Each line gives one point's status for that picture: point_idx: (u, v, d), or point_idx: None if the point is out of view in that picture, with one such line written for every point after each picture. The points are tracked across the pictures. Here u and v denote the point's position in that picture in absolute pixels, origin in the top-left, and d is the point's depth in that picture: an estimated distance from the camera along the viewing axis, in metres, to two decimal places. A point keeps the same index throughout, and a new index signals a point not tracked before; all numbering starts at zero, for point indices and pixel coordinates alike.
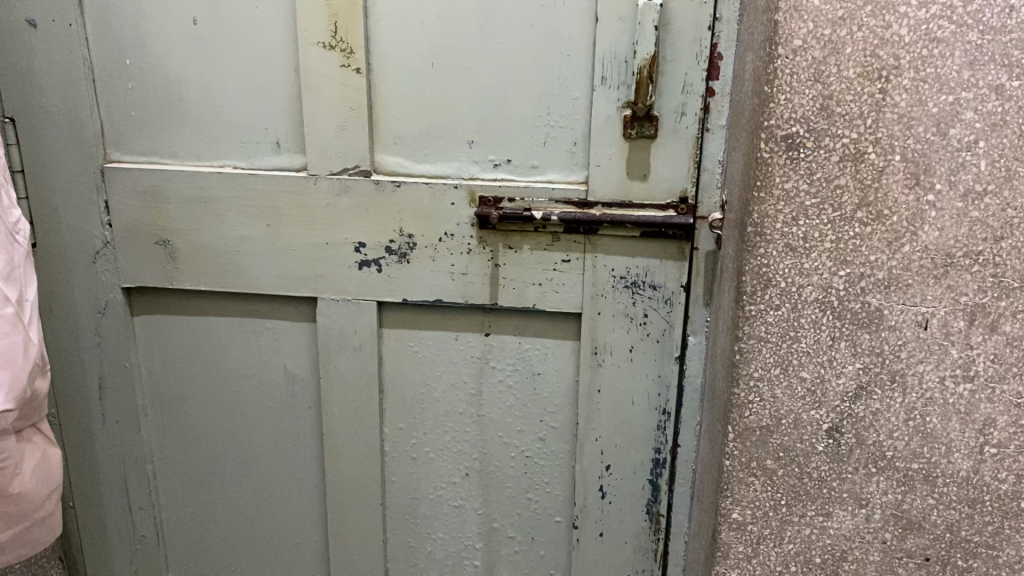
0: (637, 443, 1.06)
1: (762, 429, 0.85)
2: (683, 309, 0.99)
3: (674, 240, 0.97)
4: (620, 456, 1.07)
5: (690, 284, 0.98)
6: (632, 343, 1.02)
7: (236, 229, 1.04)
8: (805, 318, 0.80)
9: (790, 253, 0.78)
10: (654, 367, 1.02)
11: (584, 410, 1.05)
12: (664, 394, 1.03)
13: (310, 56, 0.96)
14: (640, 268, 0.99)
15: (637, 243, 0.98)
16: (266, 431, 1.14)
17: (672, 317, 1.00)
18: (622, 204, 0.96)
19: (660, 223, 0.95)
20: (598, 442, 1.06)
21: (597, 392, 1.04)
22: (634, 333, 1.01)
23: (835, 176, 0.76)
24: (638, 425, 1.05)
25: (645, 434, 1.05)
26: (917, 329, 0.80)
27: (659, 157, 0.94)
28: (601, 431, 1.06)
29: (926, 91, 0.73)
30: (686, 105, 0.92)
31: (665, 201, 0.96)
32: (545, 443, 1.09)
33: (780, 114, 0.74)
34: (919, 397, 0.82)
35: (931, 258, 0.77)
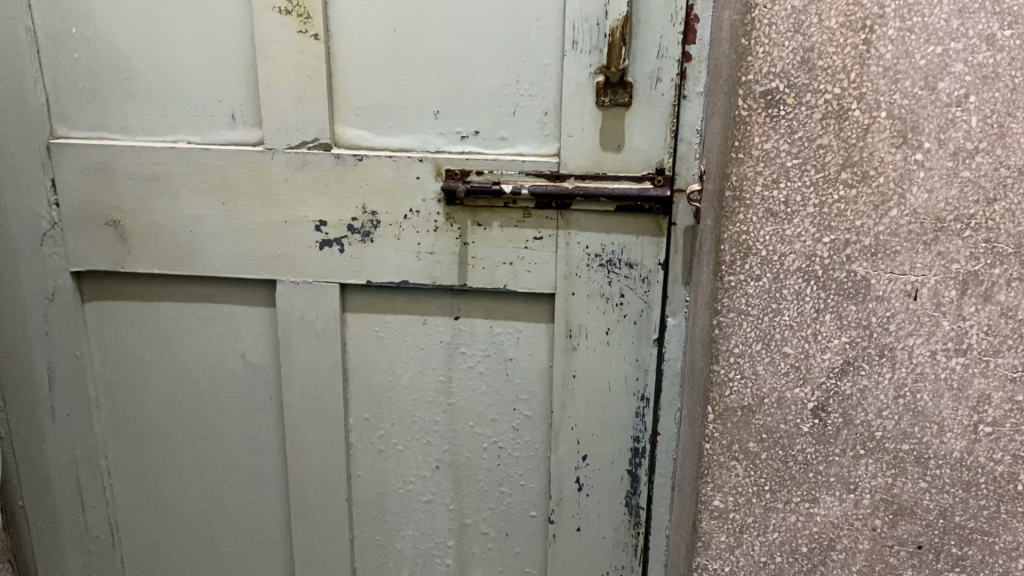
0: (615, 432, 1.01)
1: (743, 409, 0.80)
2: (661, 288, 0.95)
3: (651, 215, 0.92)
4: (597, 446, 1.01)
5: (669, 261, 0.94)
6: (608, 324, 0.97)
7: (190, 208, 0.98)
8: (787, 289, 0.75)
9: (770, 218, 0.74)
10: (632, 350, 0.97)
11: (559, 396, 1.00)
12: (643, 378, 0.98)
13: (265, 22, 0.91)
14: (615, 245, 0.94)
15: (612, 219, 0.93)
16: (224, 424, 1.08)
17: (651, 297, 0.95)
18: (596, 176, 0.92)
19: (635, 197, 0.90)
20: (574, 430, 1.01)
21: (572, 377, 0.99)
22: (610, 314, 0.96)
23: (818, 135, 0.71)
24: (616, 412, 1.00)
25: (623, 422, 1.00)
26: (906, 299, 0.75)
27: (635, 125, 0.89)
28: (577, 419, 1.00)
29: (912, 42, 0.68)
30: (661, 70, 0.87)
31: (641, 173, 0.91)
32: (519, 433, 1.04)
33: (757, 68, 0.70)
34: (909, 373, 0.77)
35: (920, 223, 0.72)
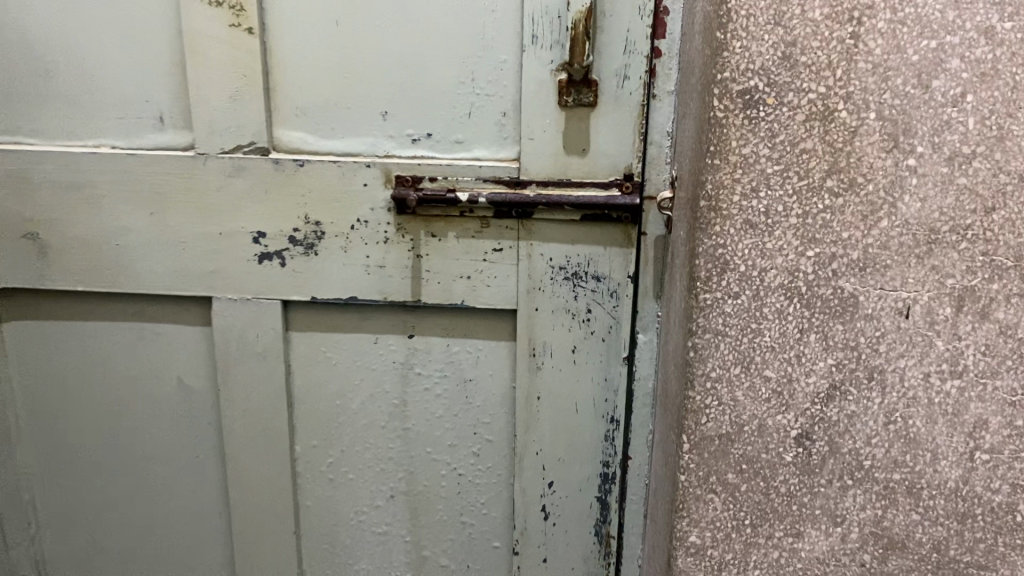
0: (583, 457, 0.93)
1: (721, 438, 0.73)
2: (631, 302, 0.88)
3: (620, 224, 0.85)
4: (564, 472, 0.94)
5: (639, 274, 0.87)
6: (574, 342, 0.90)
7: (115, 219, 0.89)
8: (769, 307, 0.69)
9: (749, 230, 0.67)
10: (601, 369, 0.90)
11: (523, 420, 0.93)
12: (612, 400, 0.91)
13: (193, 15, 0.82)
14: (580, 256, 0.87)
15: (577, 228, 0.86)
16: (160, 453, 1.00)
17: (619, 312, 0.88)
18: (559, 182, 0.84)
19: (602, 205, 0.83)
20: (539, 456, 0.94)
21: (537, 399, 0.92)
22: (577, 331, 0.89)
23: (801, 139, 0.64)
24: (584, 436, 0.93)
25: (592, 446, 0.93)
26: (897, 318, 0.68)
27: (600, 127, 0.82)
28: (542, 444, 0.93)
29: (904, 35, 0.62)
30: (628, 67, 0.80)
31: (608, 179, 0.84)
32: (479, 459, 0.96)
33: (734, 64, 0.63)
34: (900, 397, 0.70)
35: (913, 235, 0.66)
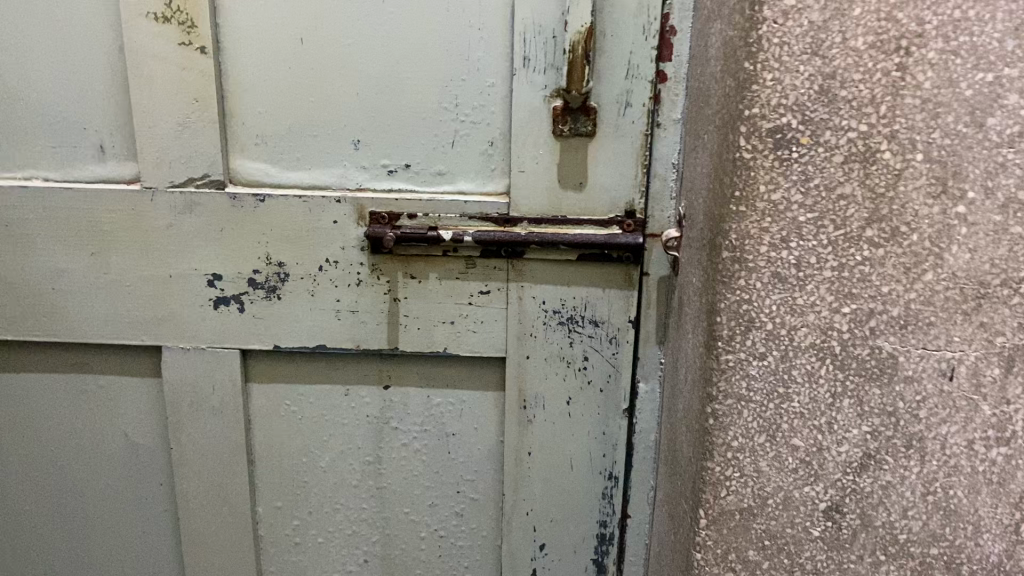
0: (578, 517, 0.85)
1: (742, 512, 0.65)
2: (631, 349, 0.80)
3: (620, 264, 0.77)
4: (557, 533, 0.86)
5: (640, 319, 0.79)
6: (569, 393, 0.81)
7: (49, 260, 0.79)
8: (798, 370, 0.61)
9: (778, 284, 0.59)
10: (598, 422, 0.82)
11: (512, 477, 0.84)
12: (610, 455, 0.83)
13: (137, 31, 0.72)
14: (577, 299, 0.78)
15: (574, 270, 0.77)
16: (104, 517, 0.89)
17: (619, 361, 0.80)
18: (553, 220, 0.76)
19: (601, 245, 0.75)
20: (529, 516, 0.85)
21: (528, 454, 0.83)
22: (572, 381, 0.81)
23: (838, 183, 0.57)
24: (579, 494, 0.84)
25: (587, 505, 0.85)
26: (940, 380, 0.61)
27: (600, 159, 0.74)
28: (533, 503, 0.85)
29: (957, 67, 0.54)
30: (631, 93, 0.72)
31: (608, 216, 0.75)
32: (463, 519, 0.87)
33: (764, 99, 0.55)
34: (940, 466, 0.63)
35: (960, 289, 0.59)
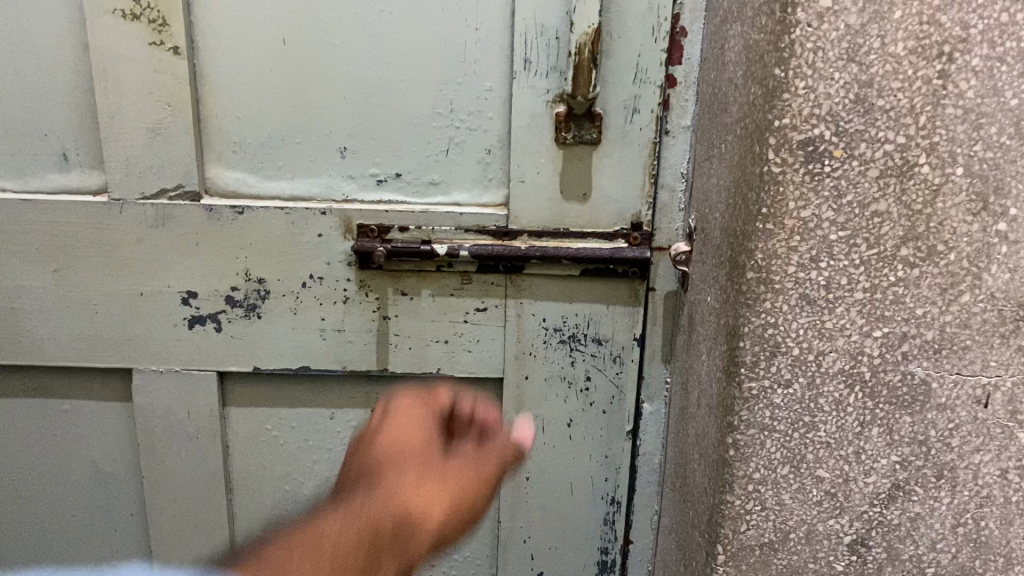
0: (579, 544, 0.81)
1: (763, 547, 0.61)
2: (636, 368, 0.75)
3: (626, 279, 0.73)
4: (557, 559, 0.82)
5: (646, 336, 0.74)
6: (570, 415, 0.77)
7: (7, 277, 0.72)
8: (825, 398, 0.57)
9: (806, 307, 0.55)
10: (601, 445, 0.78)
11: (509, 503, 0.80)
12: (613, 479, 0.79)
13: (103, 30, 0.66)
14: (579, 316, 0.74)
15: (576, 285, 0.73)
16: (70, 550, 0.83)
17: (623, 380, 0.76)
18: (555, 232, 0.71)
19: (606, 259, 0.71)
20: (527, 543, 0.81)
21: (526, 479, 0.79)
22: (574, 403, 0.76)
23: (872, 199, 0.53)
24: (579, 519, 0.80)
25: (588, 531, 0.81)
26: (974, 407, 0.57)
27: (605, 168, 0.69)
28: (530, 530, 0.81)
29: (1002, 75, 0.50)
30: (639, 98, 0.68)
31: (613, 228, 0.71)
32: (456, 547, 0.83)
33: (796, 108, 0.51)
34: (972, 497, 0.59)
35: (998, 311, 0.55)
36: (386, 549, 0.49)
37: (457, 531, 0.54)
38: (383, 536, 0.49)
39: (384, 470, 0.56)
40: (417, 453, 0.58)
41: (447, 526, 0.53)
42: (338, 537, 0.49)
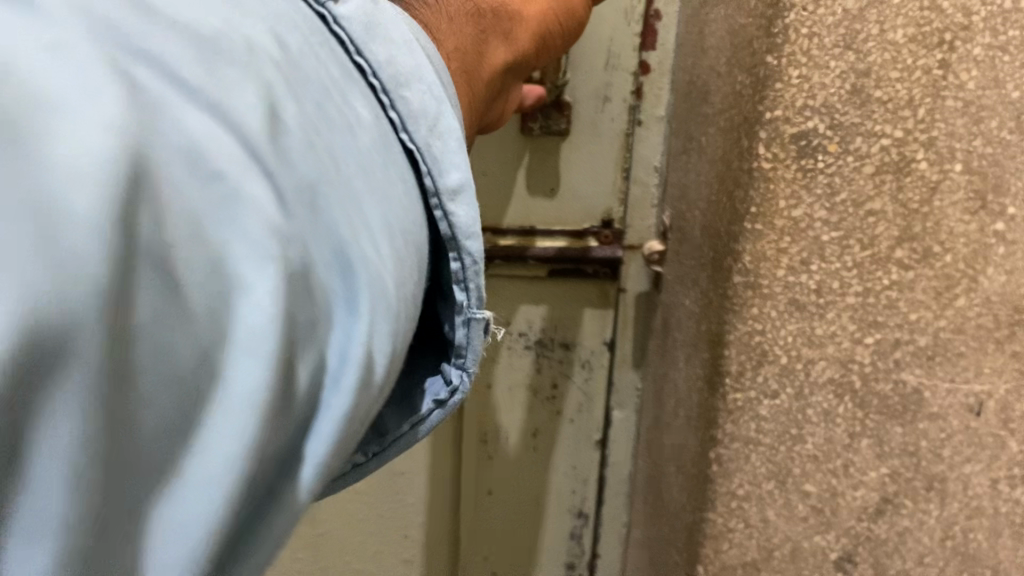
0: (543, 556, 0.87)
1: (745, 566, 0.57)
2: (605, 373, 0.80)
3: (594, 280, 0.77)
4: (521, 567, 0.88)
5: (615, 341, 0.79)
6: (536, 422, 0.82)
7: None
8: (813, 409, 0.54)
9: (795, 312, 0.51)
10: (569, 455, 0.83)
11: (470, 515, 0.85)
12: (581, 491, 0.84)
13: None
14: (547, 318, 0.78)
15: (545, 288, 0.77)
16: None
17: (590, 387, 0.81)
18: (524, 226, 0.75)
19: (577, 260, 0.74)
20: (487, 557, 0.87)
21: (488, 490, 0.85)
22: (541, 411, 0.82)
23: (867, 198, 0.49)
24: (545, 531, 0.86)
25: (555, 543, 0.86)
26: (965, 416, 0.54)
27: (572, 161, 0.73)
28: (492, 543, 0.87)
29: (1005, 65, 0.47)
30: (610, 87, 0.71)
31: (581, 225, 0.75)
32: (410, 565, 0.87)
33: (789, 99, 0.47)
34: (962, 508, 0.56)
35: (994, 315, 0.52)
36: (484, 33, 0.52)
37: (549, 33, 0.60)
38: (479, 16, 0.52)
39: None
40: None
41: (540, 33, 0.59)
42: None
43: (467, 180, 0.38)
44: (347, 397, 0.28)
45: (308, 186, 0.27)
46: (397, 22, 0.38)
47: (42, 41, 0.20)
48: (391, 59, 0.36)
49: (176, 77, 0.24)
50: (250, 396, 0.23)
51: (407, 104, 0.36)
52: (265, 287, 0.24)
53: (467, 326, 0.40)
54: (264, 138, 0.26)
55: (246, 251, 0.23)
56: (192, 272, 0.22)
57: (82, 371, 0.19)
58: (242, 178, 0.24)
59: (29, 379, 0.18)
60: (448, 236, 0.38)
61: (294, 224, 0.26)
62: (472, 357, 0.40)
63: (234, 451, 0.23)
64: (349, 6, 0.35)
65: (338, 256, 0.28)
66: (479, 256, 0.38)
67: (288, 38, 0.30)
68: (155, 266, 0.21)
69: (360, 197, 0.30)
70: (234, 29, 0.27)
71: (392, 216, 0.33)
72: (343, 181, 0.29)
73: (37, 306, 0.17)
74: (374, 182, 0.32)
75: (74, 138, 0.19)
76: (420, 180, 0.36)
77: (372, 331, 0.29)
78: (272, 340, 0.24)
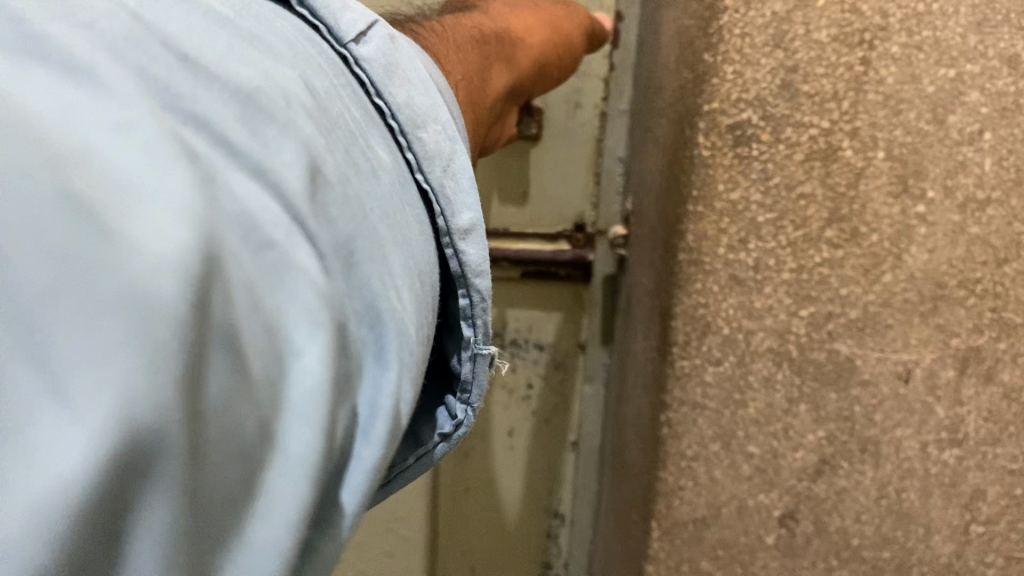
0: (521, 553, 1.07)
1: (696, 522, 0.62)
2: (574, 369, 1.01)
3: (568, 281, 0.98)
4: (503, 567, 1.07)
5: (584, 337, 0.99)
6: (513, 422, 1.03)
7: None
8: (754, 375, 0.59)
9: (735, 287, 0.57)
10: (542, 457, 1.04)
11: (451, 510, 1.07)
12: (554, 493, 1.04)
13: None
14: (527, 316, 1.00)
15: (526, 290, 0.99)
16: None
17: (562, 386, 1.01)
18: (515, 222, 0.96)
19: (548, 259, 0.95)
20: (468, 556, 1.07)
21: (468, 490, 1.06)
22: (516, 414, 1.03)
23: (798, 183, 0.54)
24: (522, 531, 1.06)
25: (533, 541, 1.06)
26: (896, 384, 0.59)
27: (549, 168, 0.95)
28: (471, 542, 1.07)
29: (920, 63, 0.52)
30: (579, 101, 0.93)
31: (560, 225, 0.96)
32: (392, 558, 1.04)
33: (725, 92, 0.53)
34: (895, 469, 0.61)
35: (918, 290, 0.57)
36: (489, 59, 0.63)
37: (546, 60, 0.74)
38: (486, 45, 0.63)
39: (497, 10, 0.72)
40: (523, 15, 0.74)
41: (541, 57, 0.73)
42: (458, 25, 0.62)
43: (476, 218, 0.43)
44: (377, 444, 0.34)
45: (342, 247, 0.32)
46: (411, 58, 0.43)
47: (122, 129, 0.23)
48: (408, 101, 0.41)
49: (228, 147, 0.27)
50: (307, 439, 0.28)
51: (422, 148, 0.41)
52: (315, 349, 0.28)
53: (473, 361, 0.44)
54: (306, 202, 0.30)
55: (305, 307, 0.28)
56: (261, 341, 0.26)
57: (183, 448, 0.22)
58: (293, 248, 0.28)
59: (143, 460, 0.21)
60: (459, 272, 0.43)
61: (333, 283, 0.31)
62: (475, 391, 0.45)
63: (294, 510, 0.27)
64: (369, 48, 0.40)
65: (365, 308, 0.33)
66: (487, 293, 0.44)
67: (317, 92, 0.34)
68: (231, 344, 0.24)
69: (381, 252, 0.35)
70: (274, 90, 0.31)
71: (412, 258, 0.38)
72: (371, 235, 0.34)
73: (136, 398, 0.20)
74: (392, 236, 0.36)
75: (157, 221, 0.22)
76: (433, 220, 0.42)
77: (397, 383, 0.35)
78: (322, 384, 0.28)
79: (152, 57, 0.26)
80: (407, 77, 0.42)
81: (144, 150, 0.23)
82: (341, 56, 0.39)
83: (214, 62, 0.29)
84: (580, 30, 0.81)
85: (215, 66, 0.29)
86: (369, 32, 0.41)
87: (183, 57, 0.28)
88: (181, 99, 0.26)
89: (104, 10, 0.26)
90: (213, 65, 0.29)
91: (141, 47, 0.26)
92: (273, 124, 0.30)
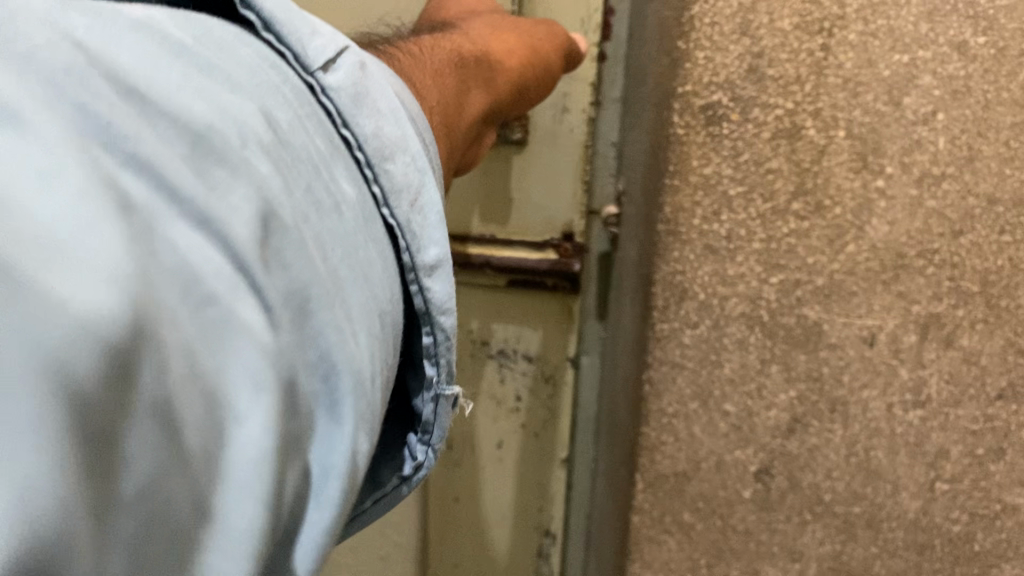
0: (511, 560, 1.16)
1: (677, 476, 0.68)
2: (564, 380, 1.07)
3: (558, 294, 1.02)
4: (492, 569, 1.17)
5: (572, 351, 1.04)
6: (505, 433, 1.10)
7: None
8: (729, 337, 0.64)
9: (710, 255, 0.62)
10: (535, 471, 1.11)
11: (442, 514, 1.16)
12: (545, 505, 1.12)
13: None
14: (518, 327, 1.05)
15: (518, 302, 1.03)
16: None
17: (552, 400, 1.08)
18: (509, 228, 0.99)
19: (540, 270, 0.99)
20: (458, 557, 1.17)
21: (457, 497, 1.15)
22: (508, 428, 1.10)
23: (766, 158, 0.60)
24: (513, 540, 1.15)
25: (522, 548, 1.15)
26: (861, 346, 0.64)
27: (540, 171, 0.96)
28: (462, 546, 1.16)
29: (876, 49, 0.57)
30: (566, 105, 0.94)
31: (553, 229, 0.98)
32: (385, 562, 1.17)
33: (697, 75, 0.59)
34: (863, 428, 0.65)
35: (879, 259, 0.62)
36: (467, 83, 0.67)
37: (525, 84, 0.78)
38: (465, 70, 0.67)
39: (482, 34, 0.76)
40: (497, 30, 0.77)
41: (519, 78, 0.77)
42: (443, 50, 0.66)
43: (443, 255, 0.41)
44: (327, 503, 0.32)
45: (295, 296, 0.30)
46: (383, 87, 0.41)
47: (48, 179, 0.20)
48: (377, 133, 0.39)
49: (170, 192, 0.25)
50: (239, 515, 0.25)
51: (388, 181, 0.39)
52: (255, 413, 0.26)
53: (435, 403, 0.43)
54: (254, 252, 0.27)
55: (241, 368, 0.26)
56: (192, 412, 0.24)
57: (89, 543, 0.20)
58: (235, 306, 0.26)
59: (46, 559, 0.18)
60: (423, 309, 0.41)
61: (282, 340, 0.28)
62: (438, 433, 0.44)
63: None
64: (338, 75, 0.38)
65: (318, 363, 0.31)
66: (450, 332, 0.42)
67: (279, 127, 0.32)
68: (157, 420, 0.22)
69: (340, 300, 0.33)
70: (230, 125, 0.28)
71: (373, 299, 0.36)
72: (330, 282, 0.32)
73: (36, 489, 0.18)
74: (352, 282, 0.34)
75: (80, 288, 0.20)
76: (400, 255, 0.40)
77: (349, 436, 0.33)
78: (259, 452, 0.26)
79: (88, 85, 0.24)
80: (378, 106, 0.40)
81: (72, 203, 0.21)
82: (307, 84, 0.36)
83: (165, 93, 0.26)
84: (558, 51, 0.84)
85: (165, 101, 0.26)
86: (340, 57, 0.38)
87: (127, 88, 0.25)
88: (119, 134, 0.24)
89: (45, 40, 0.23)
90: (160, 99, 0.26)
91: (82, 78, 0.24)
92: (225, 162, 0.27)
